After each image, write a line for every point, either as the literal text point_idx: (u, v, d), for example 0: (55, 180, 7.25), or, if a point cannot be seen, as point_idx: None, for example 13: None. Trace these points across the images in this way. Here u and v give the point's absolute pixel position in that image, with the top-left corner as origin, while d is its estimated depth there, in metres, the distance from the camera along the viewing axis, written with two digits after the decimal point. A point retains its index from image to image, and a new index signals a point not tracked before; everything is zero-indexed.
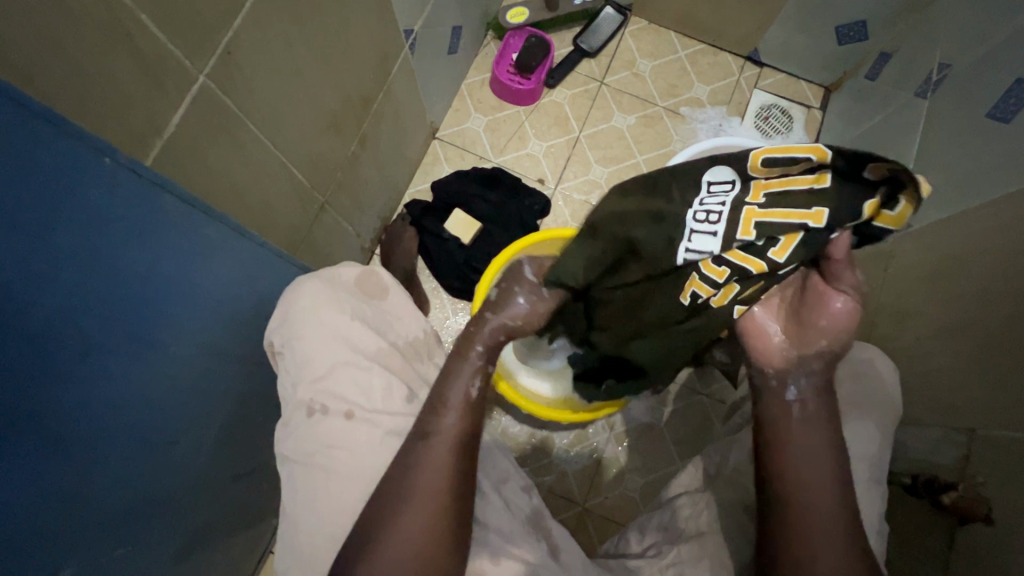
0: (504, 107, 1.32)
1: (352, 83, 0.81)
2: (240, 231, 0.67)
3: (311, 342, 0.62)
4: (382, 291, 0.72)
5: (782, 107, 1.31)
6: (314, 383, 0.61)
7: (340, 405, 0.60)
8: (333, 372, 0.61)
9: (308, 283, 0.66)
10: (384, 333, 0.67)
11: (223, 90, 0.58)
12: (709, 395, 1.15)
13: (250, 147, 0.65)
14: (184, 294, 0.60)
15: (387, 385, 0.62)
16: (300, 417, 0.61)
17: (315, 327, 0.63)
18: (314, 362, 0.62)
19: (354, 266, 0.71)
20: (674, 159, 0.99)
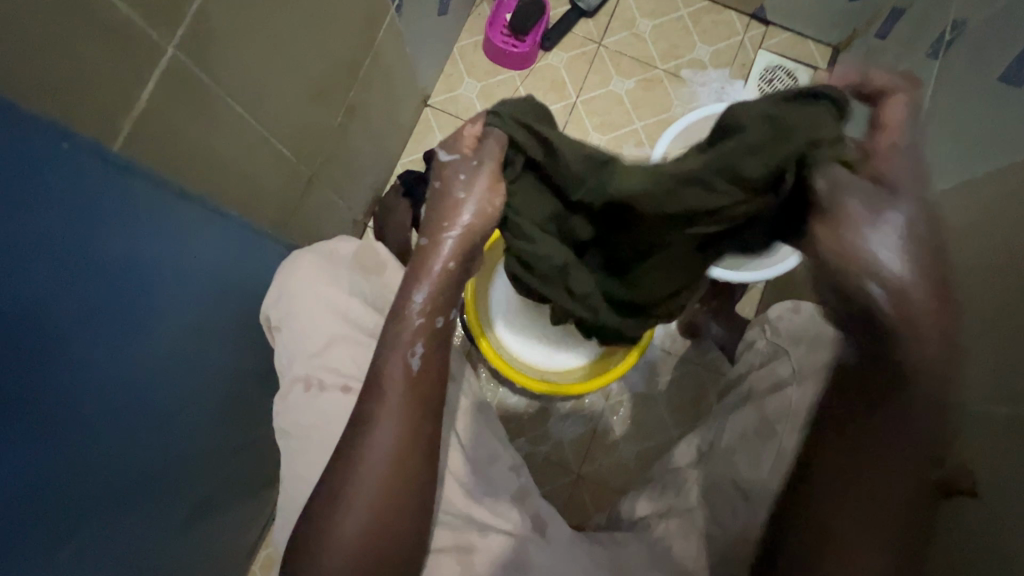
0: (498, 71, 1.27)
1: (335, 50, 0.77)
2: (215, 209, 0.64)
3: (308, 318, 0.62)
4: (380, 267, 0.68)
5: (788, 69, 1.26)
6: (312, 358, 0.61)
7: (337, 378, 0.60)
8: (332, 347, 0.61)
9: (304, 259, 0.64)
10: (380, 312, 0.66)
11: (196, 59, 0.55)
12: (704, 364, 1.16)
13: (230, 120, 0.63)
14: (165, 278, 0.58)
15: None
16: (298, 391, 0.60)
17: (313, 305, 0.62)
18: (310, 339, 0.61)
19: (351, 241, 0.69)
20: (675, 125, 0.95)
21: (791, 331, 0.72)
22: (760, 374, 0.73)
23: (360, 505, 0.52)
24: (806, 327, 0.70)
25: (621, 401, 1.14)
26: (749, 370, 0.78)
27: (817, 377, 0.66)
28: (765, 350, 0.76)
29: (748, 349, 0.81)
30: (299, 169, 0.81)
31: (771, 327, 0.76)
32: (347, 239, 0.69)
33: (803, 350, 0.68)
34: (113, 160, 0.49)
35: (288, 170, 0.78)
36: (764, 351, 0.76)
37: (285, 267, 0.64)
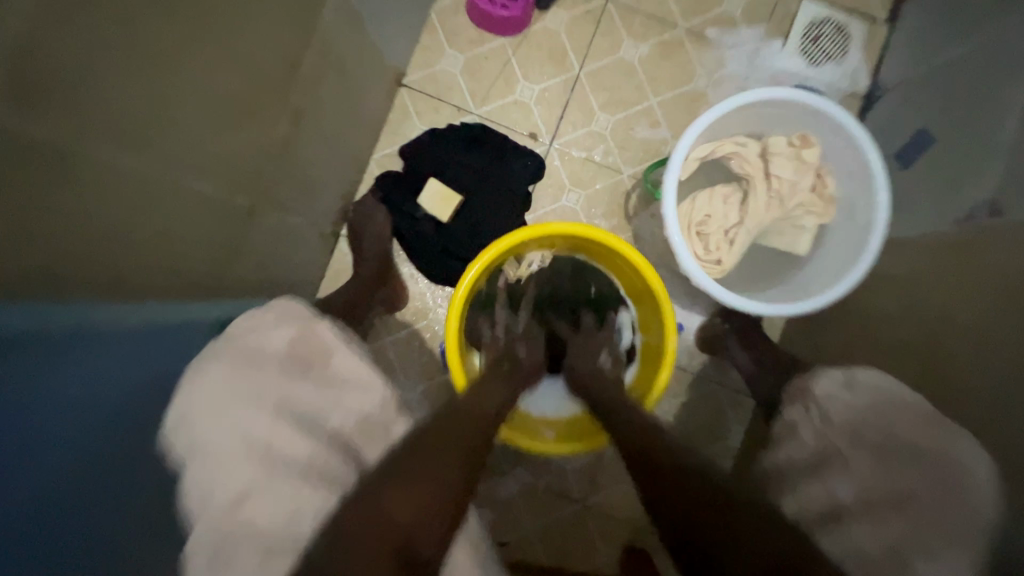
0: (485, 39, 1.06)
1: (262, 52, 0.59)
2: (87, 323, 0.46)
3: (221, 454, 0.49)
4: (319, 356, 0.61)
5: (837, 23, 1.04)
6: (219, 517, 0.47)
7: (253, 540, 0.46)
8: (252, 492, 0.49)
9: (217, 369, 0.53)
10: (316, 429, 0.56)
11: (37, 115, 0.38)
12: (723, 383, 1.03)
13: (113, 176, 0.47)
14: (34, 436, 0.39)
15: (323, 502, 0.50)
16: (199, 566, 0.46)
17: (232, 440, 0.50)
18: (224, 483, 0.48)
19: (283, 330, 0.60)
20: (702, 117, 0.76)
21: (846, 420, 0.60)
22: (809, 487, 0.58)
23: (423, 468, 0.52)
24: (870, 419, 0.59)
25: None
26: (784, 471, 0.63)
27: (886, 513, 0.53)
28: (810, 443, 0.62)
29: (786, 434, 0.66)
30: (229, 202, 0.65)
31: (820, 411, 0.63)
32: (283, 325, 0.60)
33: (867, 459, 0.57)
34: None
35: (214, 210, 0.63)
36: (809, 445, 0.62)
37: (192, 378, 0.53)
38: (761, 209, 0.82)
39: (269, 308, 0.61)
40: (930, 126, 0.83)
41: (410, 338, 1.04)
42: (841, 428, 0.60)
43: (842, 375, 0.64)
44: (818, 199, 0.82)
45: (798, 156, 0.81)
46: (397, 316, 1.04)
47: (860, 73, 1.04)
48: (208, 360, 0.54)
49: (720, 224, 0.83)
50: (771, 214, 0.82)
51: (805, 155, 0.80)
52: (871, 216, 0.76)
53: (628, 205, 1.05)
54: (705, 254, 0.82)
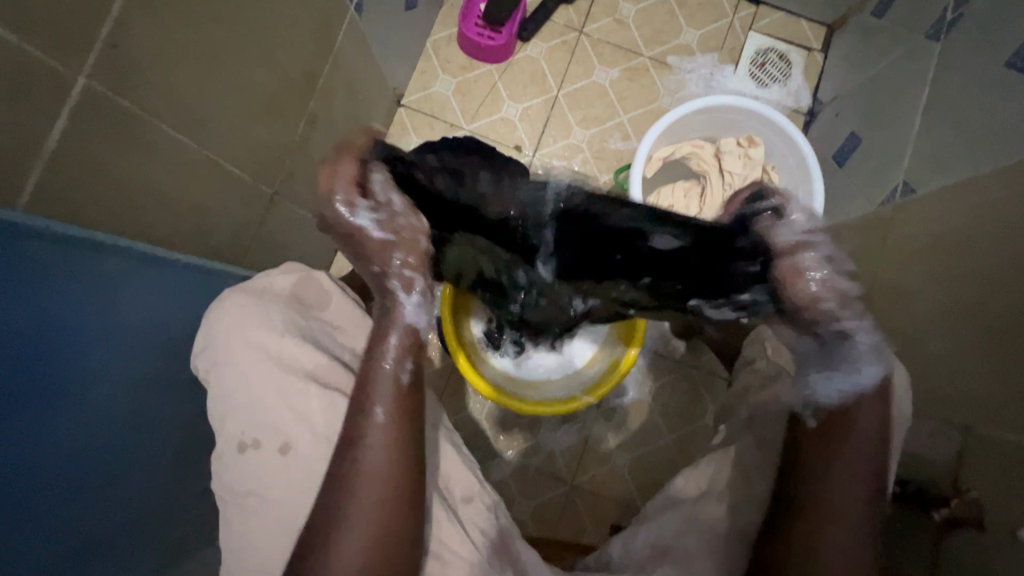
0: (474, 66, 1.20)
1: (288, 63, 0.71)
2: (154, 256, 0.58)
3: (236, 367, 0.58)
4: (322, 299, 0.67)
5: (780, 51, 1.20)
6: (243, 416, 0.57)
7: (275, 437, 0.56)
8: (263, 399, 0.57)
9: (233, 299, 0.61)
10: (322, 349, 0.61)
11: (122, 92, 0.49)
12: (699, 367, 1.12)
13: (164, 151, 0.56)
14: (104, 334, 0.52)
15: (330, 407, 0.57)
16: (231, 453, 0.56)
17: (241, 347, 0.58)
18: (243, 388, 0.57)
19: (289, 273, 0.67)
20: (663, 119, 0.89)
21: (793, 348, 0.71)
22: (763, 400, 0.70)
23: (349, 545, 0.50)
24: (808, 348, 0.70)
25: (615, 409, 1.11)
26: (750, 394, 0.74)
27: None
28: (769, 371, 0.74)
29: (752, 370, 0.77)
30: (257, 190, 0.75)
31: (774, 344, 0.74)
32: (287, 270, 0.67)
33: (805, 373, 0.68)
34: (9, 225, 0.42)
35: (244, 197, 0.73)
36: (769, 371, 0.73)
37: (214, 307, 0.61)
38: (718, 201, 0.94)
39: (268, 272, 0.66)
40: (860, 131, 0.97)
41: None
42: (789, 354, 0.71)
43: None
44: None
45: (745, 154, 0.93)
46: None
47: (803, 93, 1.19)
48: (226, 295, 0.61)
49: (683, 214, 0.95)
50: (726, 203, 0.94)
51: (752, 152, 0.93)
52: (809, 201, 0.88)
53: None
54: None
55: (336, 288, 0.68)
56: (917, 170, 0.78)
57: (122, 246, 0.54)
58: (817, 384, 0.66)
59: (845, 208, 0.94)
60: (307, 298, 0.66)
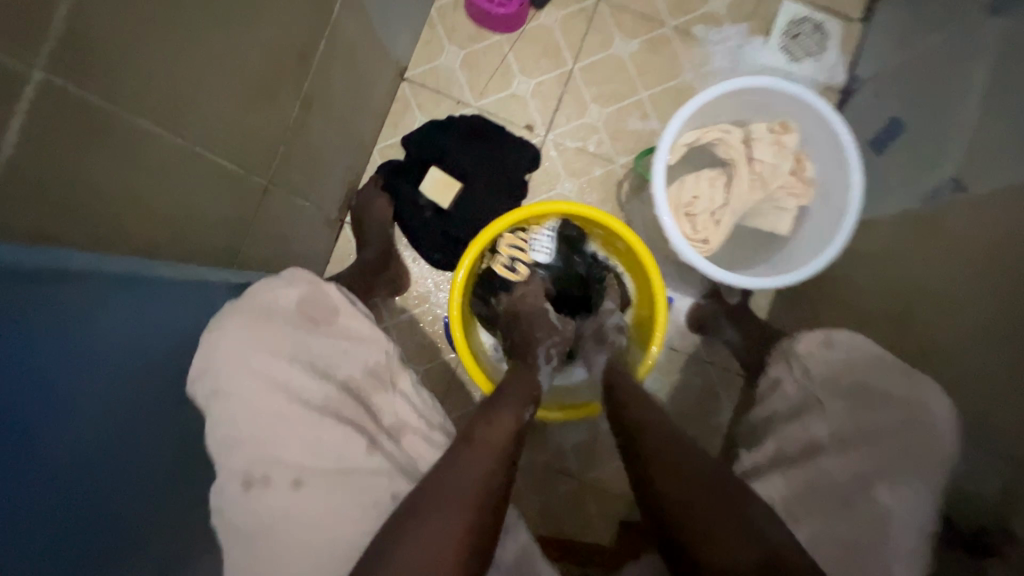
0: (483, 36, 1.11)
1: (279, 40, 0.64)
2: (128, 274, 0.52)
3: (247, 400, 0.53)
4: (330, 314, 0.62)
5: (816, 21, 1.10)
6: (249, 449, 0.52)
7: (285, 472, 0.52)
8: (271, 432, 0.53)
9: (232, 322, 0.56)
10: (328, 377, 0.58)
11: (87, 85, 0.43)
12: (714, 363, 1.08)
13: (136, 144, 0.50)
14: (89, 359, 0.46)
15: (344, 440, 0.55)
16: (233, 488, 0.52)
17: (250, 378, 0.54)
18: (247, 416, 0.53)
19: (294, 286, 0.61)
20: (689, 103, 0.81)
21: (825, 372, 0.63)
22: (787, 430, 0.63)
23: (433, 528, 0.49)
24: (844, 374, 0.62)
25: None
26: (771, 420, 0.66)
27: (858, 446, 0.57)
28: (793, 398, 0.65)
29: (771, 391, 0.69)
30: (249, 181, 0.69)
31: (799, 366, 0.65)
32: (292, 284, 0.61)
33: (841, 405, 0.60)
34: None
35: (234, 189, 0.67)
36: (793, 397, 0.65)
37: (213, 327, 0.56)
38: (746, 192, 0.87)
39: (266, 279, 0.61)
40: (902, 116, 0.89)
41: (412, 323, 1.08)
42: (819, 379, 0.63)
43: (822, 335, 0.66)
44: (798, 181, 0.87)
45: (777, 141, 0.86)
46: (401, 300, 1.09)
47: (838, 69, 1.10)
48: (228, 316, 0.56)
49: (707, 206, 0.88)
50: (754, 195, 0.87)
51: (785, 139, 0.86)
52: (846, 196, 0.81)
53: (621, 193, 1.10)
54: (693, 235, 0.87)
55: (343, 301, 0.63)
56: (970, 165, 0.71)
57: (87, 265, 0.47)
58: (858, 417, 0.59)
59: (883, 201, 0.87)
60: (315, 313, 0.61)
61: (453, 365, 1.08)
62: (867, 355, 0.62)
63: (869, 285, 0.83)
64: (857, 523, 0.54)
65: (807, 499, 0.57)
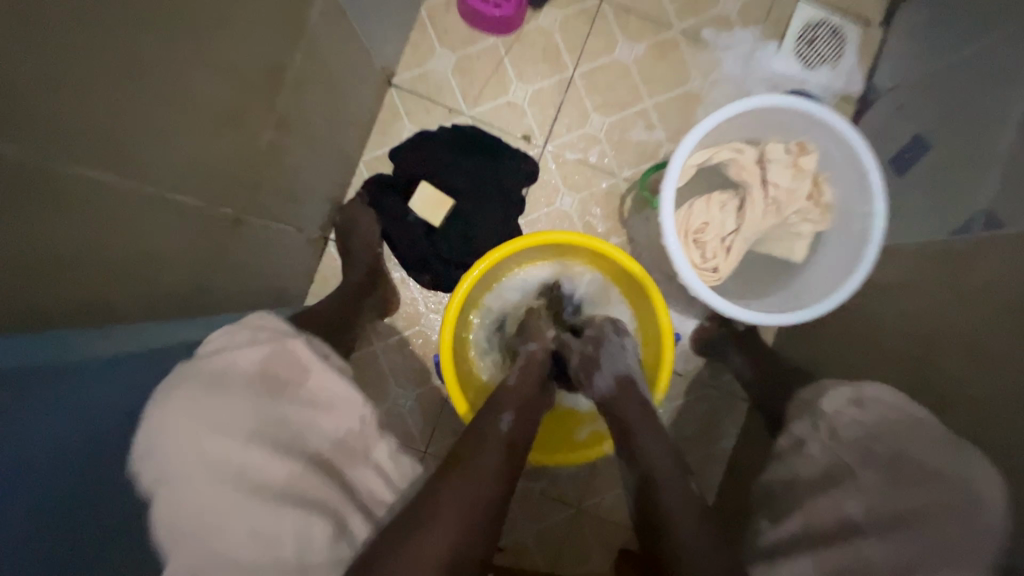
0: (477, 38, 1.03)
1: (247, 60, 0.57)
2: (77, 363, 0.45)
3: (189, 490, 0.43)
4: (300, 372, 0.54)
5: (833, 25, 1.03)
6: (187, 558, 0.42)
7: None
8: (220, 517, 0.43)
9: (181, 390, 0.46)
10: (296, 454, 0.48)
11: (33, 144, 0.37)
12: (718, 387, 1.03)
13: (84, 198, 0.43)
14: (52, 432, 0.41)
15: (305, 547, 0.45)
16: None
17: (196, 465, 0.44)
18: (198, 507, 0.43)
19: (258, 346, 0.53)
20: (704, 121, 0.75)
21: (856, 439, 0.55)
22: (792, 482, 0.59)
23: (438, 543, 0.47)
24: (878, 438, 0.53)
25: None
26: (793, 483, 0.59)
27: None
28: (818, 462, 0.57)
29: (792, 450, 0.61)
30: (215, 214, 0.63)
31: (827, 427, 0.58)
32: (255, 342, 0.53)
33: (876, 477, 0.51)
34: None
35: (200, 226, 0.61)
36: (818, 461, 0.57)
37: (160, 399, 0.46)
38: (759, 216, 0.81)
39: (236, 326, 0.55)
40: (927, 136, 0.83)
41: (401, 345, 1.02)
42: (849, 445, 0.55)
43: (852, 391, 0.59)
44: (814, 206, 0.81)
45: (795, 163, 0.80)
46: (388, 322, 1.02)
47: (854, 77, 1.04)
48: (172, 381, 0.47)
49: (717, 232, 0.82)
50: (767, 220, 0.81)
51: (802, 161, 0.80)
52: (866, 225, 0.76)
53: (623, 209, 1.04)
54: (701, 262, 0.82)
55: (314, 356, 0.56)
56: (1005, 200, 0.65)
57: (24, 363, 0.40)
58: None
59: (905, 228, 0.81)
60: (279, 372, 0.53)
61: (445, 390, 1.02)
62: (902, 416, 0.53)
63: (888, 318, 0.78)
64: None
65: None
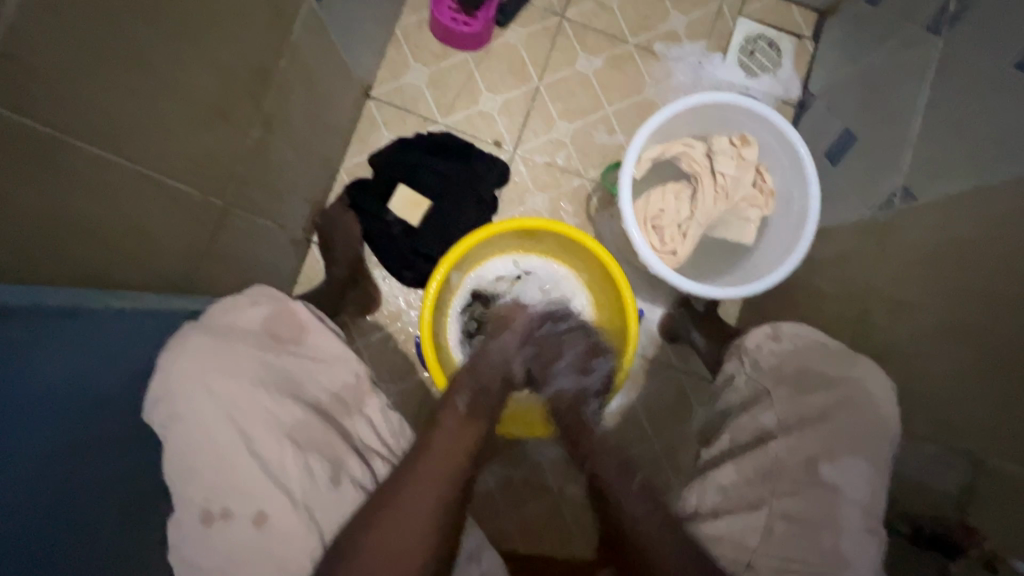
0: (448, 54, 1.11)
1: (236, 60, 0.62)
2: (75, 309, 0.49)
3: (201, 423, 0.53)
4: (298, 331, 0.63)
5: (770, 38, 1.14)
6: (210, 478, 0.52)
7: (248, 505, 0.52)
8: (225, 445, 0.53)
9: (194, 337, 0.56)
10: (295, 398, 0.58)
11: (39, 114, 0.42)
12: (687, 371, 1.09)
13: (91, 174, 0.49)
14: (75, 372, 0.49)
15: (306, 474, 0.54)
16: (194, 521, 0.52)
17: (206, 404, 0.53)
18: (211, 437, 0.53)
19: (258, 307, 0.62)
20: (655, 116, 0.83)
21: (773, 363, 0.67)
22: (739, 422, 0.66)
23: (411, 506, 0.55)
24: (789, 361, 0.66)
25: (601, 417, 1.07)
26: (727, 413, 0.71)
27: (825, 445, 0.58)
28: (744, 390, 0.69)
29: (726, 386, 0.73)
30: (205, 205, 0.67)
31: (750, 359, 0.70)
32: (257, 303, 0.62)
33: (786, 392, 0.64)
34: None
35: (193, 215, 0.65)
36: (744, 390, 0.69)
37: (171, 348, 0.55)
38: (709, 203, 0.89)
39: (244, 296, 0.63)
40: (854, 129, 0.93)
41: (382, 341, 1.06)
42: (768, 371, 0.67)
43: (768, 328, 0.71)
44: (759, 193, 0.90)
45: (738, 154, 0.88)
46: (371, 319, 1.06)
47: (792, 83, 1.15)
48: (185, 332, 0.57)
49: (673, 219, 0.90)
50: (718, 207, 0.89)
51: (745, 152, 0.88)
52: (803, 206, 0.84)
53: (590, 206, 1.11)
54: (661, 246, 0.89)
55: (312, 319, 0.65)
56: (917, 174, 0.74)
57: (33, 300, 0.45)
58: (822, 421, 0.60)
59: (841, 210, 0.90)
60: (280, 331, 0.62)
61: (428, 383, 1.06)
62: (811, 343, 0.67)
63: (831, 290, 0.85)
64: (812, 512, 0.55)
65: (774, 504, 0.57)
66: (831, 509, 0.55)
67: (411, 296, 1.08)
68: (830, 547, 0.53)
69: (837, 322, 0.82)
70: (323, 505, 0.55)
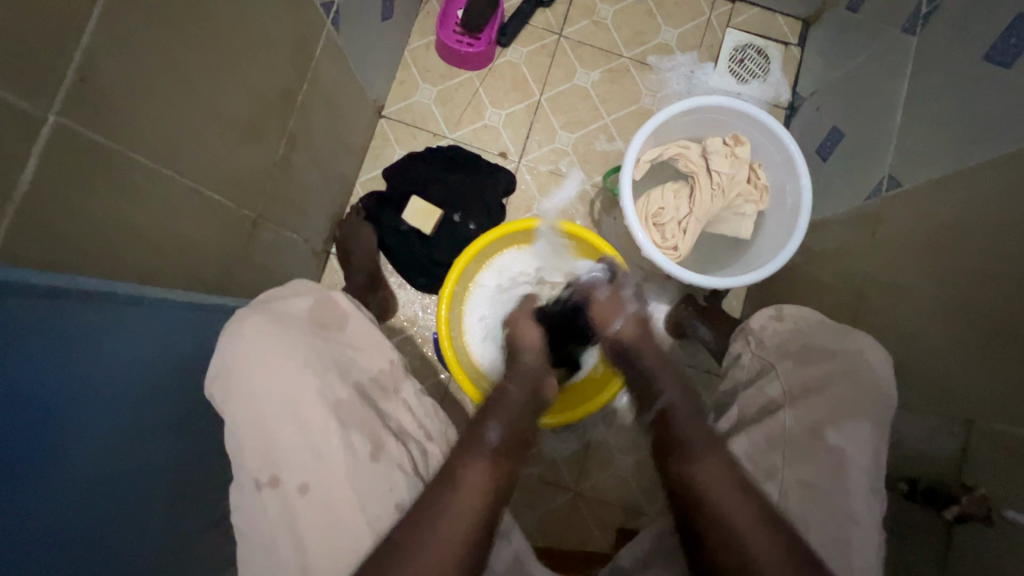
0: (454, 74, 1.19)
1: (266, 82, 0.69)
2: (134, 298, 0.55)
3: (256, 400, 0.58)
4: (338, 320, 0.68)
5: (758, 47, 1.20)
6: (263, 451, 0.57)
7: (298, 475, 0.57)
8: (276, 418, 0.58)
9: (250, 319, 0.61)
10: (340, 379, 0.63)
11: (103, 131, 0.48)
12: (695, 366, 1.13)
13: (143, 184, 0.54)
14: (137, 361, 0.54)
15: (349, 447, 0.58)
16: (250, 490, 0.57)
17: (262, 381, 0.58)
18: (265, 411, 0.58)
19: (306, 296, 0.67)
20: (653, 117, 0.88)
21: (777, 342, 0.71)
22: (749, 394, 0.70)
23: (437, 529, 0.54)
24: (792, 338, 0.70)
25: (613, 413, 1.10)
26: (734, 389, 0.74)
27: (823, 413, 0.62)
28: (751, 366, 0.73)
29: (733, 364, 0.77)
30: (239, 217, 0.73)
31: (756, 338, 0.74)
32: (302, 294, 0.68)
33: (790, 365, 0.68)
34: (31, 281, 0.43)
35: (230, 223, 0.71)
36: (751, 366, 0.73)
37: (230, 331, 0.60)
38: (707, 200, 0.93)
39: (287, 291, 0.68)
40: (842, 126, 0.98)
41: (400, 345, 1.11)
42: (771, 348, 0.71)
43: (772, 310, 0.75)
44: (754, 189, 0.94)
45: (732, 154, 0.93)
46: (388, 325, 1.11)
47: (783, 88, 1.20)
48: (240, 318, 0.62)
49: (673, 216, 0.94)
50: (716, 203, 0.93)
51: (738, 151, 0.93)
52: (797, 198, 0.88)
53: (595, 211, 1.16)
54: (662, 242, 0.93)
55: (353, 309, 0.70)
56: (902, 164, 0.79)
57: (103, 290, 0.51)
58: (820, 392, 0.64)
59: (834, 203, 0.94)
60: (323, 319, 0.67)
61: (446, 384, 1.10)
62: (810, 321, 0.71)
63: (829, 279, 0.89)
64: (818, 478, 0.58)
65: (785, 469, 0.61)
66: (834, 472, 0.58)
67: (426, 302, 1.13)
68: (835, 509, 0.56)
69: (836, 308, 0.86)
70: (367, 479, 0.58)
